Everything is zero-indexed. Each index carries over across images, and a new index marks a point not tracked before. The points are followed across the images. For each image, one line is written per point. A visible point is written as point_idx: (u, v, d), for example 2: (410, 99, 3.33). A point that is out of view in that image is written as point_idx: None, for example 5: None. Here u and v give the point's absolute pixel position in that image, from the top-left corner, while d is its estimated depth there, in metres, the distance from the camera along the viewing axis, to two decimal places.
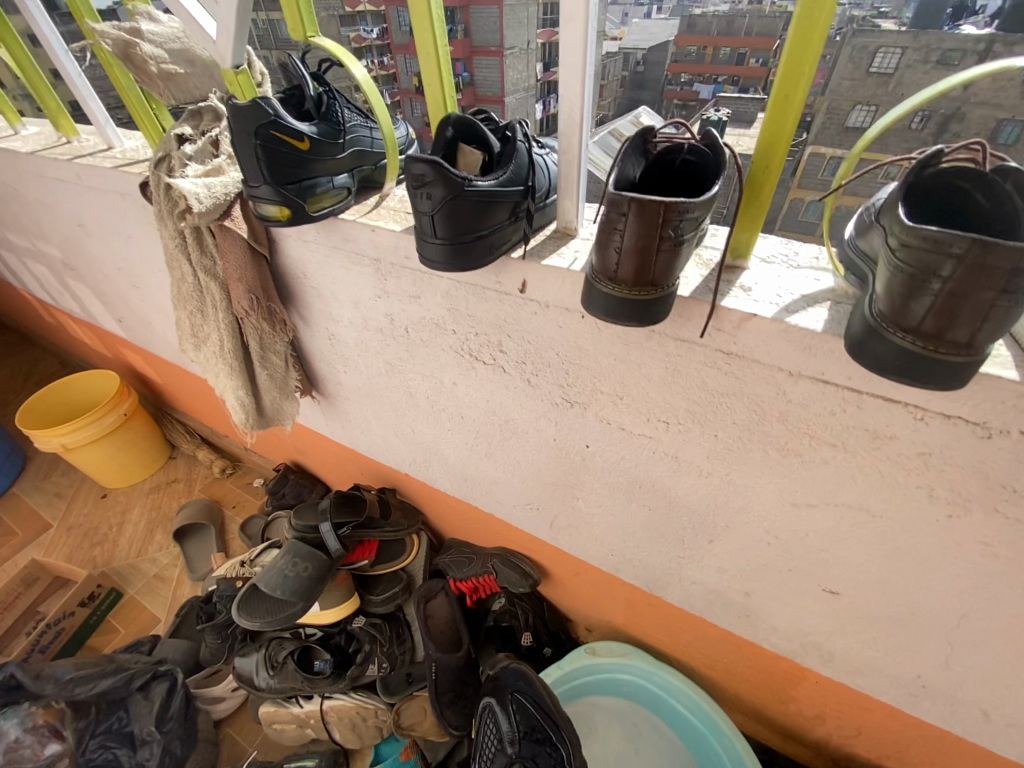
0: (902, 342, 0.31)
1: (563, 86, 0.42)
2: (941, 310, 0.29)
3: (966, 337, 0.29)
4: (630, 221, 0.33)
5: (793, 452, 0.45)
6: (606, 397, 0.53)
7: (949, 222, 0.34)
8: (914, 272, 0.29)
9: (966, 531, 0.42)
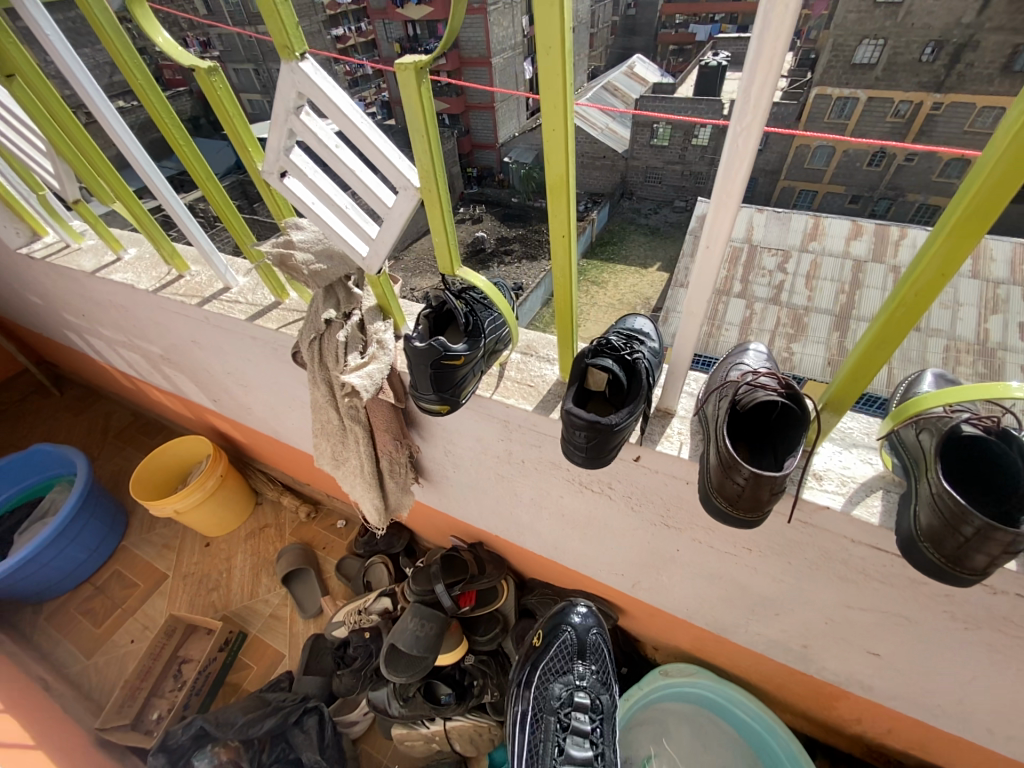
0: (938, 560, 0.46)
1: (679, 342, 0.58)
2: (968, 552, 0.44)
3: (981, 568, 0.44)
4: (747, 482, 0.48)
5: (850, 578, 0.62)
6: (699, 526, 0.69)
7: (984, 453, 0.48)
8: (948, 525, 0.44)
9: (978, 635, 0.59)
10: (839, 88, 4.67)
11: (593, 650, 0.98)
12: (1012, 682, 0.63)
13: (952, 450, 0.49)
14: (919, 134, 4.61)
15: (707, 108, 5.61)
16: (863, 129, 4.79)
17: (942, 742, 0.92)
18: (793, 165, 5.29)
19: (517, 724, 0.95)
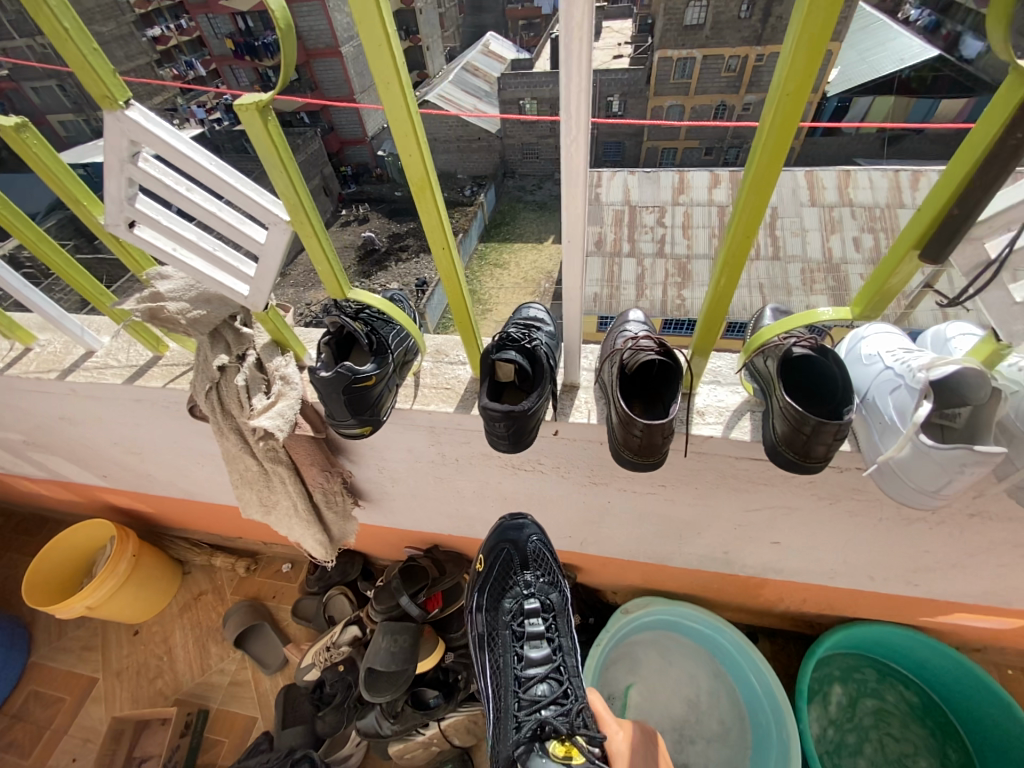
0: (793, 457, 0.58)
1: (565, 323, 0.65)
2: (815, 445, 0.55)
3: (823, 453, 0.56)
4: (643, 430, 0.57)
5: (742, 486, 0.74)
6: (621, 477, 0.78)
7: (815, 371, 0.61)
8: (796, 427, 0.55)
9: (840, 505, 0.73)
10: (677, 50, 5.13)
11: (539, 560, 0.91)
12: (872, 533, 0.80)
13: (786, 371, 0.62)
14: (749, 86, 5.20)
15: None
16: (704, 86, 5.30)
17: (841, 596, 1.12)
18: (653, 125, 5.72)
19: (474, 644, 0.91)
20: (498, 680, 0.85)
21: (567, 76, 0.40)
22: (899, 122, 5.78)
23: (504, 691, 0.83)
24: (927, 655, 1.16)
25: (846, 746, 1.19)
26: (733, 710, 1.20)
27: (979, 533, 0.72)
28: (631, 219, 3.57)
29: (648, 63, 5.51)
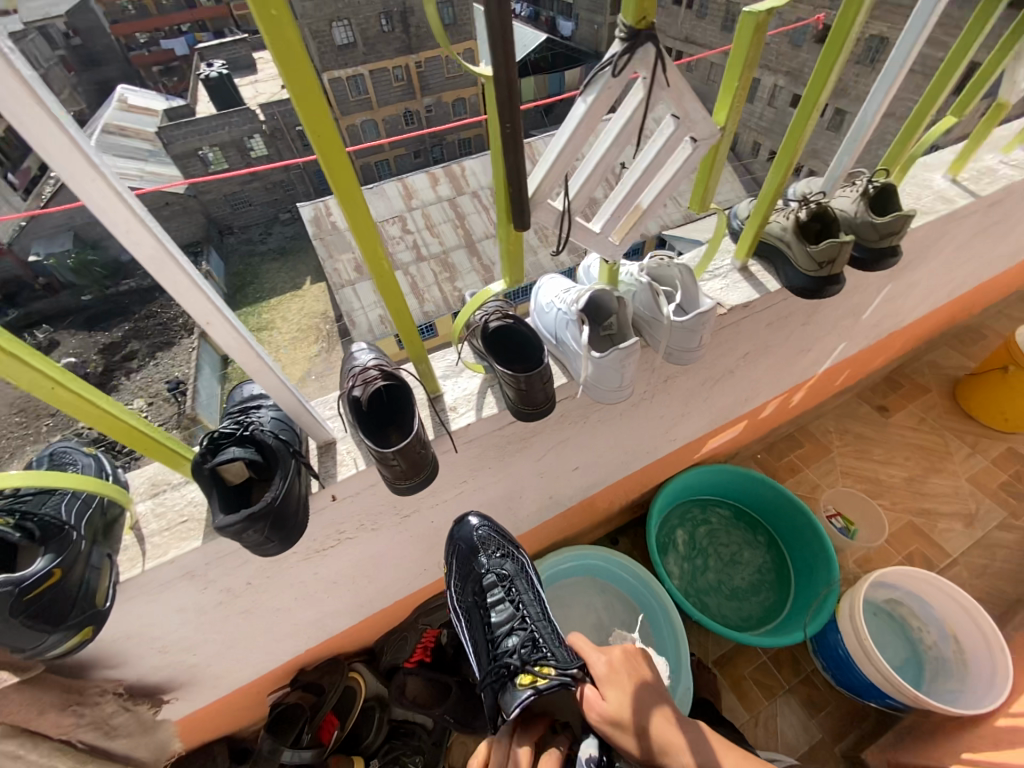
0: (528, 412, 0.68)
1: (275, 395, 0.62)
2: (537, 396, 0.66)
3: (543, 399, 0.67)
4: (399, 459, 0.59)
5: (520, 449, 0.83)
6: (425, 499, 0.79)
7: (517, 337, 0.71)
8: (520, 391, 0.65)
9: (592, 422, 0.89)
10: (341, 69, 5.16)
11: (487, 538, 0.92)
12: (626, 428, 1.00)
13: (498, 346, 0.71)
14: (422, 89, 5.65)
15: (240, 119, 5.39)
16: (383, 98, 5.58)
17: (645, 475, 1.39)
18: (354, 142, 5.77)
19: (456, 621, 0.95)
20: (476, 649, 0.87)
21: (69, 178, 0.36)
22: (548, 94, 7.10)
23: (481, 653, 0.86)
24: (718, 476, 1.54)
25: (699, 570, 1.50)
26: (628, 609, 1.37)
27: (681, 387, 0.96)
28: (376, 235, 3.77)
29: (319, 85, 5.48)
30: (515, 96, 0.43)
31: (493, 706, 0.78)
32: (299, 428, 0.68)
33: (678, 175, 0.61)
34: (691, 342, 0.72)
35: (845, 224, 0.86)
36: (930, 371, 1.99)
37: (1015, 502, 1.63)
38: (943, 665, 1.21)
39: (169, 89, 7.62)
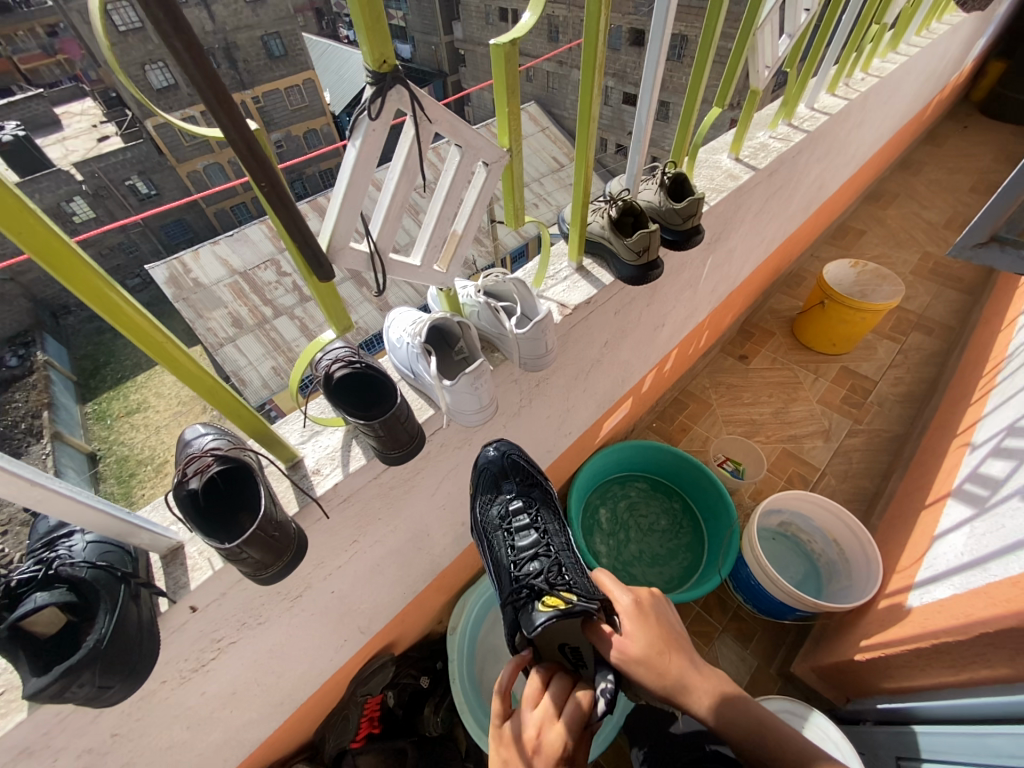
0: (394, 455, 0.66)
1: (81, 522, 0.53)
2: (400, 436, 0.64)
3: (406, 438, 0.66)
4: (250, 550, 0.53)
5: (407, 494, 0.80)
6: (314, 575, 0.73)
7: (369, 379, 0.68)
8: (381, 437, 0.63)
9: (477, 446, 0.89)
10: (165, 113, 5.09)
11: (512, 467, 0.92)
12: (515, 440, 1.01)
13: (350, 395, 0.68)
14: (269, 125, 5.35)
15: (54, 182, 4.62)
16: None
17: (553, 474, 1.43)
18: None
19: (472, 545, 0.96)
20: (496, 572, 0.88)
21: None
22: None
23: (502, 575, 0.87)
24: (625, 453, 1.63)
25: (624, 542, 1.60)
26: None
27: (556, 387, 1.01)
28: (251, 284, 3.98)
29: (145, 133, 4.95)
30: (258, 152, 0.40)
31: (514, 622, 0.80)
32: (128, 545, 0.59)
33: (481, 196, 0.64)
34: (540, 351, 0.75)
35: (653, 212, 0.96)
36: (772, 316, 2.31)
37: (856, 411, 1.93)
38: (833, 568, 1.40)
39: None
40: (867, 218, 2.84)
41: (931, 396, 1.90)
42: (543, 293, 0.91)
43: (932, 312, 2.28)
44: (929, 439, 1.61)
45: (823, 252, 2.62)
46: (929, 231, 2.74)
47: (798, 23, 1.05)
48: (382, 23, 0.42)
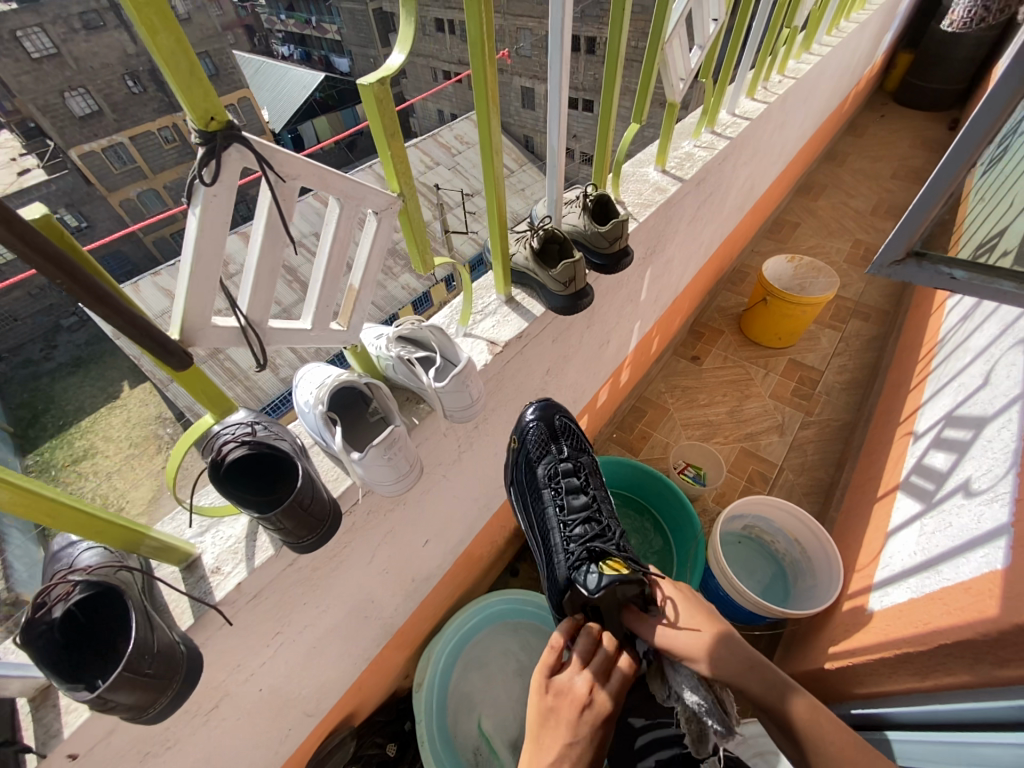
0: (304, 543, 0.59)
1: None
2: (308, 522, 0.57)
3: (316, 521, 0.58)
4: (122, 695, 0.45)
5: (332, 572, 0.72)
6: (229, 680, 0.65)
7: (268, 452, 0.60)
8: (288, 526, 0.55)
9: (414, 505, 0.81)
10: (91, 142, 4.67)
11: (564, 430, 0.98)
12: (460, 488, 0.95)
13: (246, 470, 0.60)
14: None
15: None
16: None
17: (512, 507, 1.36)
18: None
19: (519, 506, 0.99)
20: (545, 531, 0.90)
21: None
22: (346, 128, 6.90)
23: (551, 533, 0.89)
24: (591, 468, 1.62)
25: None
26: (543, 640, 1.34)
27: (498, 425, 0.95)
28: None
29: (68, 165, 4.54)
30: (53, 258, 0.33)
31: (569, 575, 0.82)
32: None
33: (376, 249, 0.57)
34: (466, 403, 0.69)
35: (578, 236, 0.92)
36: (720, 315, 2.34)
37: (807, 402, 1.97)
38: (797, 567, 1.40)
39: None
40: (800, 210, 2.94)
41: (873, 381, 1.96)
42: (470, 330, 0.85)
43: (867, 298, 2.36)
44: (876, 426, 1.65)
45: (762, 247, 2.69)
46: (858, 219, 2.87)
47: (707, 33, 1.03)
48: (202, 76, 0.35)
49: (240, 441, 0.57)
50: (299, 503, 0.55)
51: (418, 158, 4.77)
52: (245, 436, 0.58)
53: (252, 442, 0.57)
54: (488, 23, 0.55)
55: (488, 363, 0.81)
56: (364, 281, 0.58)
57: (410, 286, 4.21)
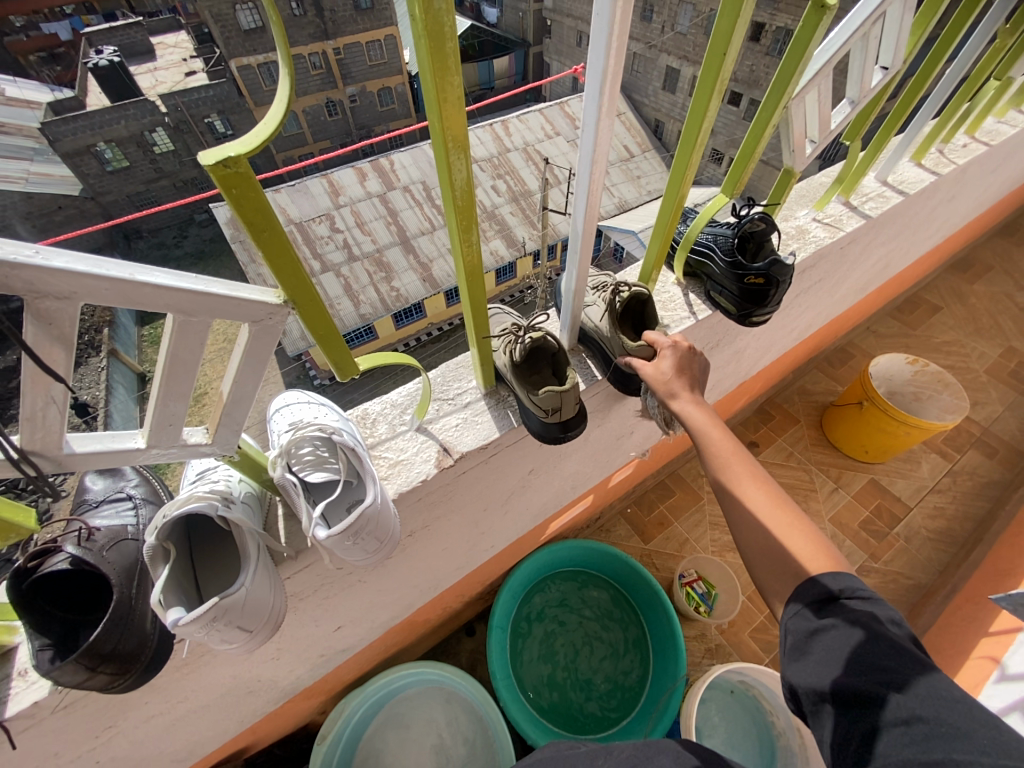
0: (104, 673, 0.44)
1: None
2: (121, 638, 0.45)
3: (133, 643, 0.47)
4: None
5: (176, 684, 0.59)
6: (66, 745, 0.59)
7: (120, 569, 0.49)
8: (118, 621, 0.46)
9: (313, 618, 0.69)
10: (250, 56, 4.43)
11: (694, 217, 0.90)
12: (374, 599, 0.80)
13: (115, 559, 0.49)
14: (344, 79, 4.89)
15: (139, 111, 4.22)
16: (300, 87, 4.79)
17: (472, 578, 1.21)
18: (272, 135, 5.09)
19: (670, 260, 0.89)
20: (698, 246, 0.81)
21: None
22: (477, 83, 6.48)
23: (704, 244, 0.80)
24: (598, 550, 1.38)
25: (570, 611, 1.40)
26: (473, 724, 1.22)
27: (446, 529, 0.78)
28: (304, 236, 3.62)
29: (227, 75, 4.55)
30: None
31: (729, 250, 0.76)
32: None
33: (251, 362, 0.42)
34: (358, 548, 0.52)
35: (602, 335, 0.71)
36: (799, 399, 1.90)
37: (874, 543, 1.59)
38: (789, 757, 1.16)
39: (55, 75, 6.33)
40: (945, 291, 2.24)
41: (975, 544, 1.54)
42: (426, 424, 0.68)
43: (1001, 427, 1.84)
44: (953, 613, 1.31)
45: (880, 327, 2.11)
46: (1023, 321, 2.13)
47: (868, 86, 0.76)
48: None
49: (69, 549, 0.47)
50: (114, 627, 0.45)
51: (536, 126, 4.37)
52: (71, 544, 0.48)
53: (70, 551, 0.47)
54: (445, 72, 0.34)
55: (429, 478, 0.64)
56: (235, 396, 0.43)
57: (497, 253, 3.91)
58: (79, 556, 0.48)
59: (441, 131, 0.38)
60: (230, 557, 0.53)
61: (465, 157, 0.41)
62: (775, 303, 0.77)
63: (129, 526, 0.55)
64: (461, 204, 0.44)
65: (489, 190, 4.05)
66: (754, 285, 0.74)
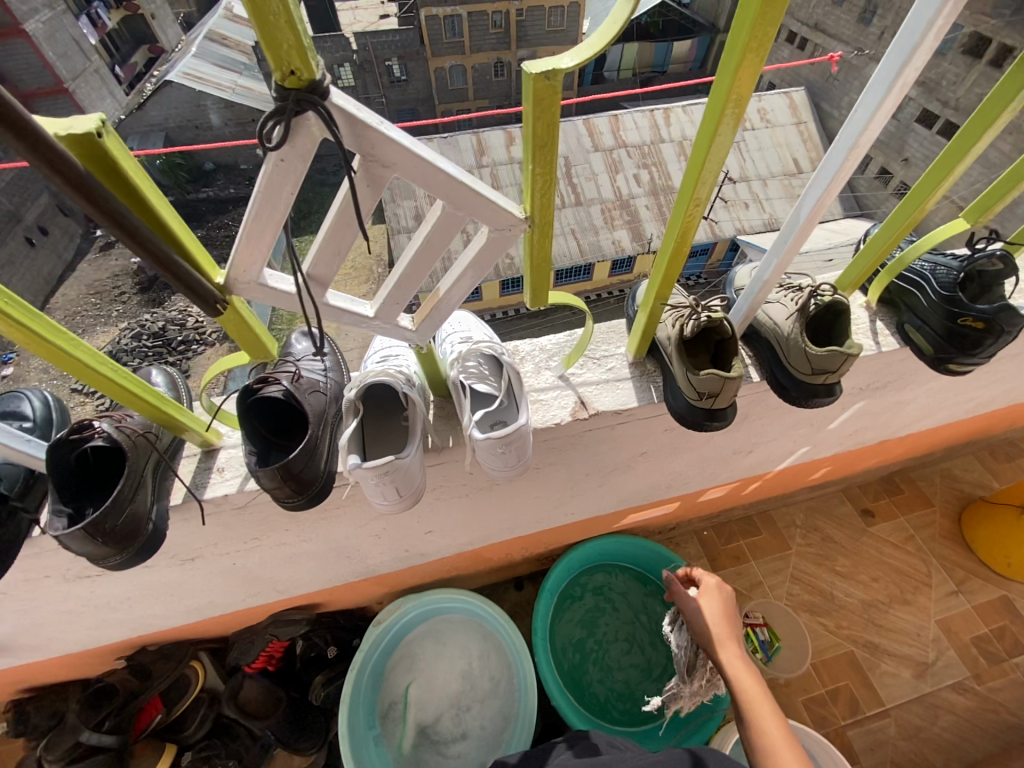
0: (292, 489, 0.54)
1: None
2: (308, 470, 0.55)
3: (314, 476, 0.56)
4: (139, 492, 0.56)
5: (312, 520, 0.70)
6: (223, 538, 0.72)
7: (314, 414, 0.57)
8: (307, 454, 0.55)
9: (421, 512, 0.76)
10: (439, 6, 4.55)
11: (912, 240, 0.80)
12: (465, 517, 0.86)
13: (312, 403, 0.58)
14: (518, 41, 4.92)
15: (333, 45, 4.64)
16: (476, 44, 4.91)
17: (541, 537, 1.26)
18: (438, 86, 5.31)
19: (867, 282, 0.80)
20: (908, 273, 0.73)
21: None
22: (645, 66, 6.15)
23: (916, 272, 0.72)
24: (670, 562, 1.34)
25: (624, 602, 1.40)
26: (501, 666, 1.29)
27: (550, 478, 0.81)
28: (443, 187, 3.79)
29: (416, 22, 4.81)
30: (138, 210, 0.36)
31: (948, 285, 0.67)
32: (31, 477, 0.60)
33: (478, 264, 0.47)
34: (498, 459, 0.56)
35: (776, 338, 0.67)
36: (940, 481, 1.65)
37: (985, 665, 1.37)
38: None
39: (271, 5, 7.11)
40: None
41: None
42: (570, 374, 0.71)
43: None
44: None
45: None
46: None
47: None
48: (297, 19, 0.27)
49: (284, 382, 0.57)
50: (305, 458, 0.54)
51: None
52: (286, 379, 0.57)
53: (285, 385, 0.57)
54: (765, 23, 0.34)
55: (562, 424, 0.67)
56: (449, 290, 0.49)
57: (620, 245, 3.78)
58: (289, 390, 0.57)
59: (729, 88, 0.38)
60: (392, 438, 0.60)
61: (736, 119, 0.41)
62: (991, 352, 0.67)
63: (320, 377, 0.63)
64: (709, 163, 0.44)
65: (631, 178, 3.91)
66: (969, 327, 0.65)
